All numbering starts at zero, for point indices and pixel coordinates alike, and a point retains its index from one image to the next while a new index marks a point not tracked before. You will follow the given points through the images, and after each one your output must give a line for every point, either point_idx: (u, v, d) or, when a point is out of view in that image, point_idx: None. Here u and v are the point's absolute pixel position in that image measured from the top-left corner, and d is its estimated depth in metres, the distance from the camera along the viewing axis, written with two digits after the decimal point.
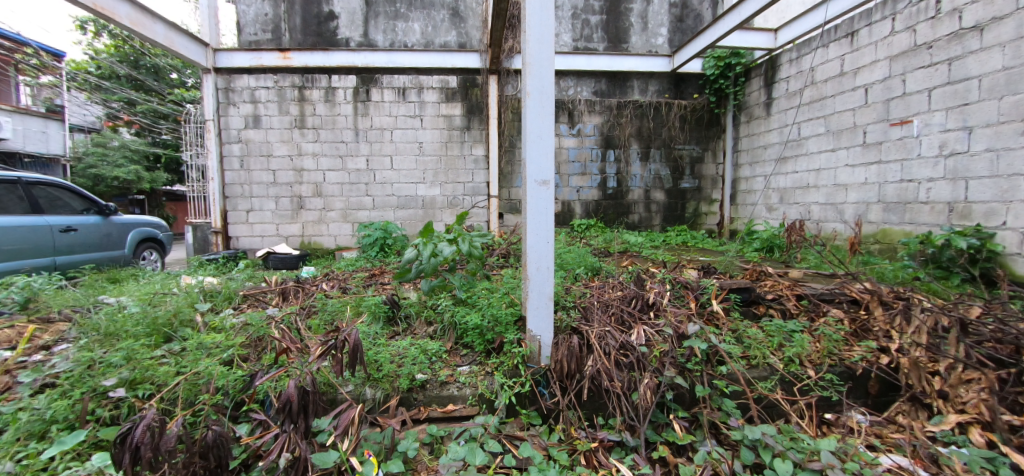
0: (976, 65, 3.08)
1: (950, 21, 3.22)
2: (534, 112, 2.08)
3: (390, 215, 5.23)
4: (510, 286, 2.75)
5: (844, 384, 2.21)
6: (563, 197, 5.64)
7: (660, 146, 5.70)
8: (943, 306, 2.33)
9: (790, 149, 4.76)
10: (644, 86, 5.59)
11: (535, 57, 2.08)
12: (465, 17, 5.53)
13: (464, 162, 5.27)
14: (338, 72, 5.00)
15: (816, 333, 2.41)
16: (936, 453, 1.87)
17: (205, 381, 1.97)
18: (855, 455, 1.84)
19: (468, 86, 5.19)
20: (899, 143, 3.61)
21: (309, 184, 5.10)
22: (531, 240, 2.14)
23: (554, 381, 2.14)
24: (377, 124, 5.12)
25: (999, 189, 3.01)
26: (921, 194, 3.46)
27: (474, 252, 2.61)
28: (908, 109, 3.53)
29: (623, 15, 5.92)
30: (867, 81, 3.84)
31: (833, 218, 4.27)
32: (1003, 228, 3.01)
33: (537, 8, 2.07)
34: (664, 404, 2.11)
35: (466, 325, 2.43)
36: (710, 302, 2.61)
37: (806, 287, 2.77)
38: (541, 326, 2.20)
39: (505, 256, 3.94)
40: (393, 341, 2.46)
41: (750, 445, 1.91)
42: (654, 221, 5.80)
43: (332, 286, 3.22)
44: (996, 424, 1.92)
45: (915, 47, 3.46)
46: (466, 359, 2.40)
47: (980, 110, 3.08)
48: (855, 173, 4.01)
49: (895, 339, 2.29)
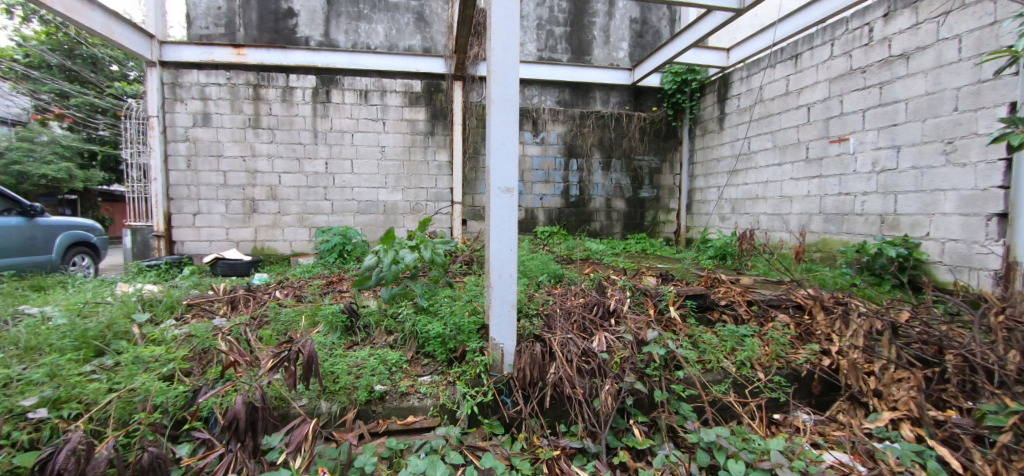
0: (903, 89, 3.33)
1: (881, 48, 3.47)
2: (498, 120, 2.08)
3: (349, 220, 5.08)
4: (473, 293, 2.72)
5: (790, 386, 2.31)
6: (526, 204, 5.66)
7: (621, 156, 5.85)
8: (877, 311, 2.48)
9: (741, 162, 4.99)
10: (606, 97, 5.73)
11: (499, 66, 2.08)
12: (430, 21, 5.49)
13: (426, 168, 5.21)
14: (296, 71, 4.84)
15: (766, 337, 2.52)
16: (872, 449, 1.97)
17: (141, 398, 1.84)
18: (800, 453, 1.92)
19: (432, 91, 5.14)
20: (838, 158, 3.85)
21: (262, 186, 4.88)
22: (493, 247, 2.12)
23: (517, 389, 2.12)
24: (337, 126, 4.98)
25: (923, 203, 3.24)
26: (857, 206, 3.70)
27: (436, 259, 2.56)
28: (845, 127, 3.78)
29: (587, 28, 6.06)
30: (810, 101, 4.09)
31: (780, 228, 4.50)
32: (926, 238, 3.24)
33: (501, 17, 2.07)
34: (623, 410, 2.15)
35: (428, 334, 2.38)
36: (668, 309, 2.67)
37: (756, 294, 2.89)
38: (503, 334, 2.18)
39: (467, 263, 3.91)
40: (351, 351, 2.37)
41: (706, 447, 1.95)
42: (614, 229, 5.92)
43: (286, 294, 3.08)
44: (923, 420, 2.05)
45: (851, 71, 3.71)
46: (427, 369, 2.34)
47: (906, 130, 3.32)
48: (799, 185, 4.25)
49: (835, 342, 2.42)
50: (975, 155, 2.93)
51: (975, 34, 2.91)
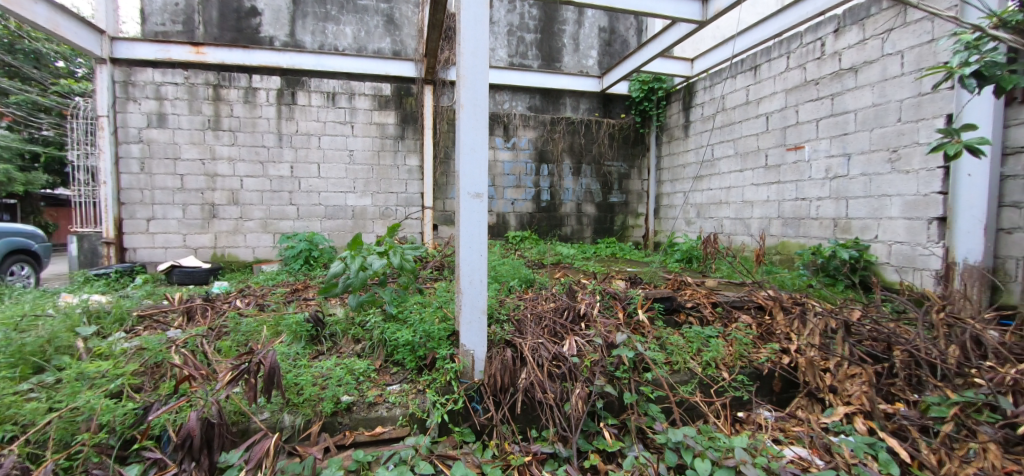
0: (852, 101, 3.51)
1: (832, 62, 3.66)
2: (468, 125, 2.07)
3: (315, 226, 4.95)
4: (444, 299, 2.69)
5: (753, 384, 2.39)
6: (497, 209, 5.65)
7: (591, 162, 5.94)
8: (832, 310, 2.59)
9: (704, 169, 5.15)
10: (576, 104, 5.81)
11: (468, 70, 2.07)
12: (400, 25, 5.44)
13: (396, 172, 5.14)
14: (260, 71, 4.70)
15: (729, 337, 2.59)
16: (829, 443, 2.05)
17: (84, 417, 1.72)
18: (763, 450, 1.98)
19: (402, 95, 5.09)
20: (794, 165, 4.02)
21: (223, 190, 4.69)
22: (463, 252, 2.10)
23: (488, 396, 2.11)
24: (303, 129, 4.85)
25: (872, 207, 3.42)
26: (812, 211, 3.87)
27: (406, 265, 2.52)
28: (800, 136, 3.95)
29: (557, 35, 6.13)
30: (768, 110, 4.26)
31: (742, 231, 4.65)
32: (875, 240, 3.41)
33: (470, 22, 2.07)
34: (593, 413, 2.16)
35: (396, 341, 2.33)
36: (637, 312, 2.71)
37: (720, 296, 2.97)
38: (474, 340, 2.17)
39: (438, 269, 3.87)
40: (316, 361, 2.30)
41: (674, 447, 1.98)
42: (585, 233, 5.99)
43: (247, 303, 2.96)
44: (875, 413, 2.15)
45: (805, 82, 3.89)
46: (396, 378, 2.29)
47: (855, 140, 3.50)
48: (759, 191, 4.41)
49: (793, 341, 2.52)
50: (917, 163, 3.10)
51: (915, 51, 3.09)
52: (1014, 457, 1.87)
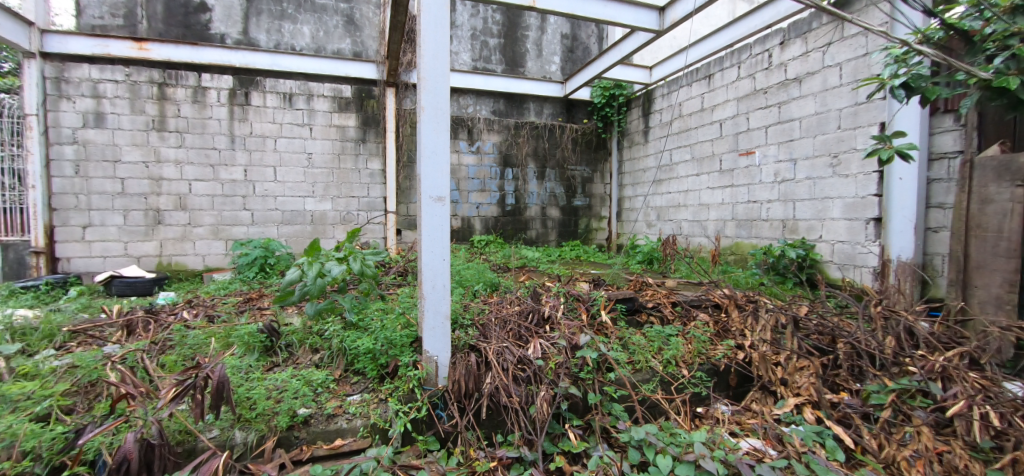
0: (797, 109, 3.71)
1: (778, 72, 3.85)
2: (428, 128, 2.05)
3: (272, 232, 4.76)
4: (406, 305, 2.64)
5: (710, 380, 2.47)
6: (462, 213, 5.61)
7: (555, 166, 6.00)
8: (782, 307, 2.72)
9: (663, 173, 5.31)
10: (539, 109, 5.87)
11: (429, 73, 2.05)
12: (360, 25, 5.34)
13: (358, 176, 5.02)
14: (210, 70, 4.49)
15: (688, 335, 2.67)
16: (781, 433, 2.14)
17: (4, 444, 1.58)
18: (720, 443, 2.04)
19: (362, 97, 4.99)
20: (746, 170, 4.21)
21: (169, 195, 4.44)
22: (425, 257, 2.07)
23: (452, 402, 2.09)
24: (257, 131, 4.66)
25: (816, 209, 3.61)
26: (763, 213, 4.05)
27: (366, 271, 2.46)
28: (751, 142, 4.14)
29: (520, 41, 6.18)
30: (721, 117, 4.44)
31: (699, 233, 4.82)
32: (820, 240, 3.60)
33: (431, 24, 2.05)
34: (559, 415, 2.17)
35: (357, 350, 2.27)
36: (600, 313, 2.75)
37: (679, 295, 3.06)
38: (437, 346, 2.13)
39: (401, 275, 3.79)
40: (270, 374, 2.20)
41: (636, 445, 2.02)
42: (550, 237, 6.04)
43: (195, 315, 2.81)
44: (821, 403, 2.26)
45: (755, 91, 4.08)
46: (356, 387, 2.22)
47: (801, 145, 3.70)
48: (714, 194, 4.59)
49: (747, 337, 2.62)
50: (855, 168, 3.30)
51: (852, 63, 3.30)
52: (944, 438, 2.01)
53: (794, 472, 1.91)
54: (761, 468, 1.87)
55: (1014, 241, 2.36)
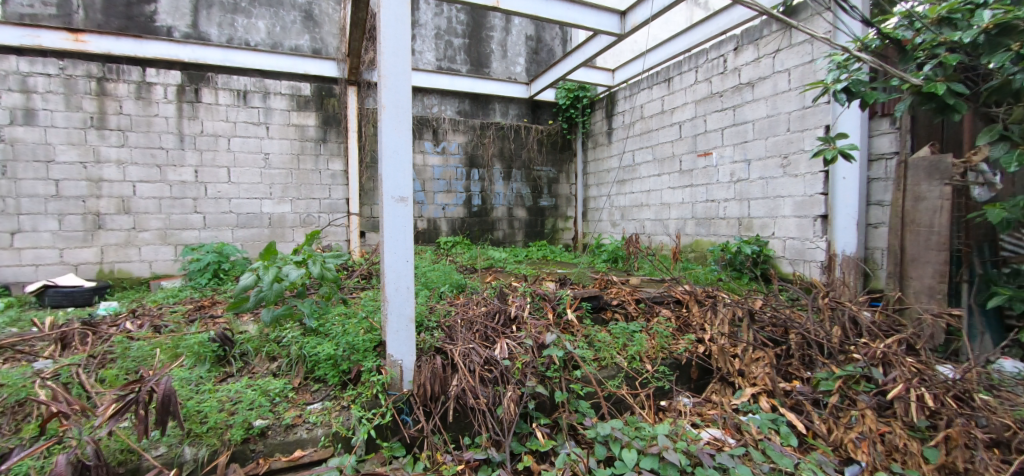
0: (750, 112, 3.86)
1: (733, 76, 4.00)
2: (389, 127, 2.00)
3: (226, 236, 4.56)
4: (370, 309, 2.57)
5: (673, 374, 2.53)
6: (428, 215, 5.54)
7: (520, 167, 6.02)
8: (739, 300, 2.82)
9: (626, 173, 5.43)
10: (505, 110, 5.87)
11: (390, 71, 2.01)
12: (319, 22, 5.20)
13: (318, 177, 4.88)
14: (156, 64, 4.25)
15: (651, 331, 2.73)
16: (739, 422, 2.22)
17: None
18: (682, 434, 2.09)
19: (323, 96, 4.85)
20: (704, 170, 4.35)
21: (111, 198, 4.17)
22: (387, 258, 2.03)
23: (418, 406, 2.06)
24: (209, 130, 4.45)
25: (769, 207, 3.77)
26: (721, 211, 4.20)
27: (326, 274, 2.39)
28: (708, 143, 4.29)
29: (484, 41, 6.16)
30: (680, 119, 4.58)
31: (661, 232, 4.95)
32: (772, 237, 3.76)
33: (391, 21, 2.01)
34: (526, 414, 2.18)
35: (317, 356, 2.20)
36: (566, 312, 2.78)
37: (643, 293, 3.13)
38: (402, 349, 2.09)
39: (365, 278, 3.70)
40: (223, 385, 2.10)
41: (602, 441, 2.05)
42: (516, 237, 6.05)
43: (139, 326, 2.64)
44: (776, 391, 2.36)
45: (711, 94, 4.23)
46: (317, 395, 2.15)
47: (754, 146, 3.85)
48: (675, 194, 4.73)
49: (707, 331, 2.70)
50: (804, 168, 3.47)
51: (799, 69, 3.46)
52: (886, 419, 2.14)
53: (752, 458, 1.99)
54: (721, 456, 1.93)
55: (943, 235, 2.54)
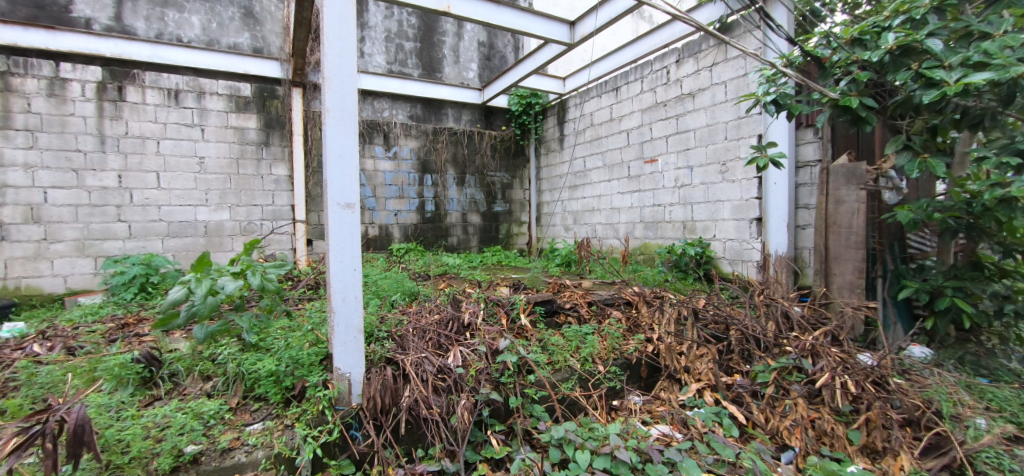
0: (692, 120, 4.05)
1: (675, 86, 4.19)
2: (335, 131, 1.94)
3: (154, 246, 4.22)
4: (315, 321, 2.45)
5: (624, 374, 2.59)
6: (380, 221, 5.40)
7: (474, 172, 6.00)
8: (684, 300, 2.93)
9: (578, 179, 5.55)
10: (458, 115, 5.84)
11: (334, 72, 1.94)
12: (261, 19, 4.97)
13: (260, 183, 4.64)
14: (71, 59, 3.91)
15: (603, 332, 2.79)
16: (685, 417, 2.30)
17: None
18: (633, 432, 2.13)
19: (265, 97, 4.64)
20: (651, 175, 4.52)
21: (16, 206, 3.76)
22: (334, 268, 1.96)
23: (368, 420, 1.99)
24: (135, 131, 4.12)
25: (710, 211, 3.96)
26: (667, 215, 4.38)
27: (267, 285, 2.26)
28: (654, 150, 4.46)
29: (436, 45, 6.10)
30: (628, 126, 4.74)
31: (611, 235, 5.10)
32: (713, 239, 3.95)
33: (335, 22, 1.95)
34: (481, 422, 2.15)
35: (257, 373, 2.08)
36: (520, 317, 2.78)
37: (594, 295, 3.19)
38: (350, 361, 2.02)
39: (312, 288, 3.54)
40: (148, 410, 1.95)
41: (557, 443, 2.06)
42: (471, 243, 6.01)
43: (50, 348, 2.40)
44: (718, 386, 2.47)
45: (656, 103, 4.40)
46: (257, 415, 2.03)
47: (696, 153, 4.04)
48: (624, 198, 4.87)
49: (655, 330, 2.79)
50: (740, 174, 3.67)
51: (734, 81, 3.67)
52: (816, 406, 2.29)
53: (697, 451, 2.07)
54: (669, 451, 2.00)
55: (861, 234, 2.77)
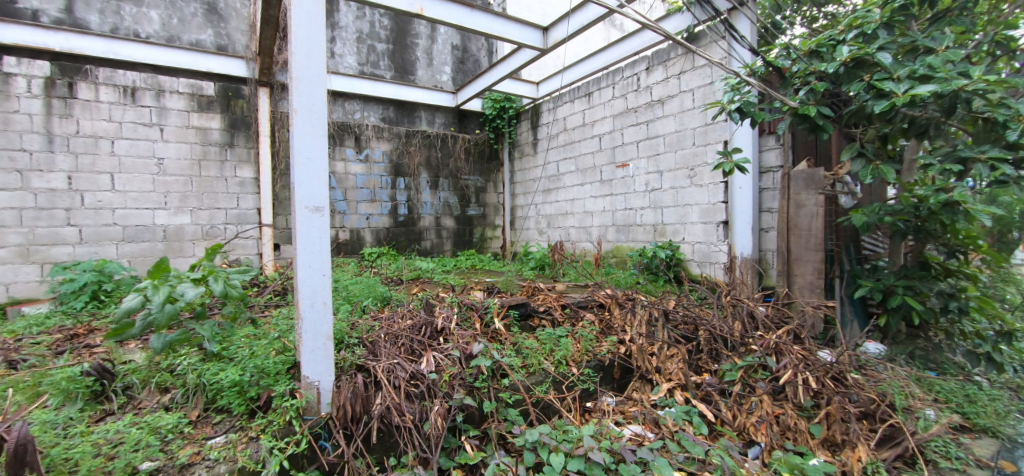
0: (661, 126, 4.14)
1: (645, 93, 4.27)
2: (303, 132, 1.88)
3: (108, 251, 4.01)
4: (282, 329, 2.38)
5: (597, 376, 2.61)
6: (350, 225, 5.29)
7: (448, 176, 5.95)
8: (655, 301, 2.98)
9: (552, 183, 5.59)
10: (431, 118, 5.79)
11: (303, 72, 1.89)
12: (225, 16, 4.81)
13: (224, 185, 4.47)
14: (17, 53, 3.69)
15: (576, 335, 2.80)
16: (656, 416, 2.33)
17: None
18: (606, 433, 2.14)
19: (229, 96, 4.47)
20: (622, 180, 4.59)
21: None
22: (301, 273, 1.90)
23: (337, 430, 1.93)
24: (88, 130, 3.92)
25: (679, 214, 4.05)
26: (638, 218, 4.45)
27: (231, 292, 2.16)
28: (625, 154, 4.53)
29: (409, 47, 6.04)
30: (600, 131, 4.80)
31: (584, 239, 5.15)
32: (683, 242, 4.04)
33: (304, 22, 1.90)
34: (454, 428, 2.12)
35: (219, 384, 2.00)
36: (493, 321, 2.76)
37: (568, 298, 3.20)
38: (318, 369, 1.96)
39: (279, 294, 3.43)
40: (98, 426, 1.85)
41: (531, 447, 2.06)
42: (444, 247, 5.95)
43: None
44: (688, 385, 2.52)
45: (627, 109, 4.48)
46: (219, 428, 1.94)
47: (665, 158, 4.13)
48: (596, 202, 4.93)
49: (627, 332, 2.83)
50: (707, 179, 3.77)
51: (701, 89, 3.76)
52: (780, 402, 2.37)
53: (668, 450, 2.10)
54: (642, 451, 2.02)
55: (820, 237, 2.89)
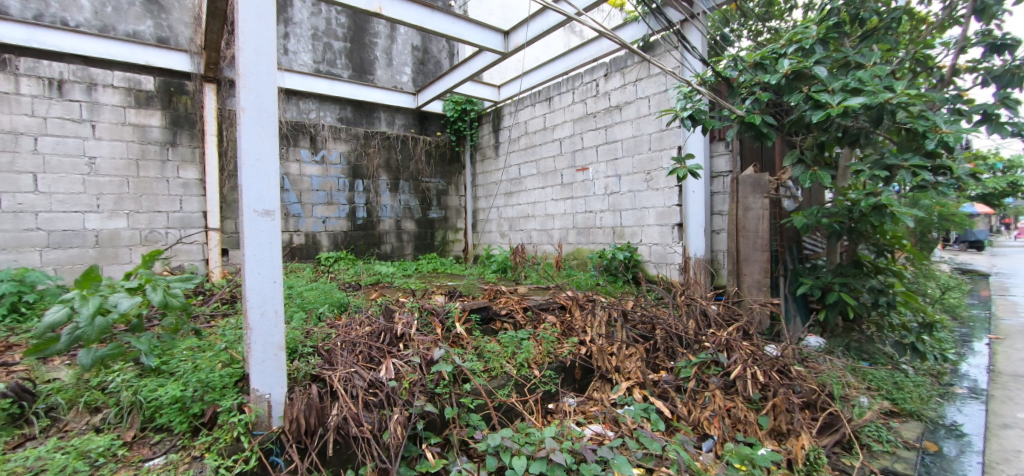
0: (619, 130, 4.24)
1: (604, 98, 4.36)
2: (251, 132, 1.79)
3: (31, 259, 3.67)
4: (230, 339, 2.26)
5: (559, 377, 2.62)
6: (306, 229, 5.09)
7: (408, 178, 5.85)
8: (614, 302, 3.03)
9: (513, 186, 5.60)
10: (390, 119, 5.68)
11: (251, 69, 1.80)
12: (166, 7, 4.52)
13: (165, 187, 4.19)
14: None
15: (538, 337, 2.81)
16: (616, 415, 2.37)
17: None
18: (568, 434, 2.16)
19: (171, 92, 4.22)
20: (582, 183, 4.66)
21: None
22: (250, 280, 1.80)
23: (290, 444, 1.85)
24: (6, 126, 3.58)
25: (636, 217, 4.16)
26: (597, 221, 4.53)
27: (171, 302, 2.02)
28: (585, 158, 4.61)
29: (367, 47, 5.89)
30: (560, 135, 4.86)
31: (545, 241, 5.19)
32: (640, 243, 4.14)
33: (253, 16, 1.81)
34: (415, 436, 2.07)
35: (158, 401, 1.87)
36: (455, 325, 2.72)
37: (530, 300, 3.21)
38: (269, 381, 1.86)
39: (227, 302, 3.24)
40: (16, 454, 1.68)
41: (493, 451, 2.04)
42: (405, 250, 5.84)
43: None
44: (647, 383, 2.58)
45: (586, 113, 4.56)
46: (158, 448, 1.81)
47: (623, 162, 4.23)
48: (557, 204, 4.99)
49: (588, 333, 2.86)
50: (663, 182, 3.89)
51: (656, 96, 3.88)
52: (731, 396, 2.46)
53: (627, 447, 2.14)
54: (601, 450, 2.04)
55: (766, 238, 3.03)
